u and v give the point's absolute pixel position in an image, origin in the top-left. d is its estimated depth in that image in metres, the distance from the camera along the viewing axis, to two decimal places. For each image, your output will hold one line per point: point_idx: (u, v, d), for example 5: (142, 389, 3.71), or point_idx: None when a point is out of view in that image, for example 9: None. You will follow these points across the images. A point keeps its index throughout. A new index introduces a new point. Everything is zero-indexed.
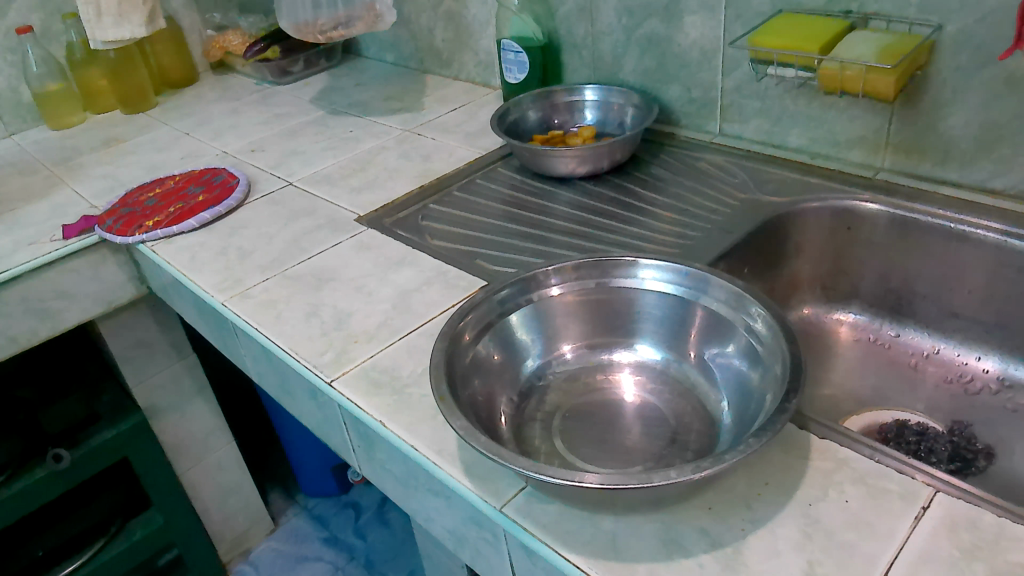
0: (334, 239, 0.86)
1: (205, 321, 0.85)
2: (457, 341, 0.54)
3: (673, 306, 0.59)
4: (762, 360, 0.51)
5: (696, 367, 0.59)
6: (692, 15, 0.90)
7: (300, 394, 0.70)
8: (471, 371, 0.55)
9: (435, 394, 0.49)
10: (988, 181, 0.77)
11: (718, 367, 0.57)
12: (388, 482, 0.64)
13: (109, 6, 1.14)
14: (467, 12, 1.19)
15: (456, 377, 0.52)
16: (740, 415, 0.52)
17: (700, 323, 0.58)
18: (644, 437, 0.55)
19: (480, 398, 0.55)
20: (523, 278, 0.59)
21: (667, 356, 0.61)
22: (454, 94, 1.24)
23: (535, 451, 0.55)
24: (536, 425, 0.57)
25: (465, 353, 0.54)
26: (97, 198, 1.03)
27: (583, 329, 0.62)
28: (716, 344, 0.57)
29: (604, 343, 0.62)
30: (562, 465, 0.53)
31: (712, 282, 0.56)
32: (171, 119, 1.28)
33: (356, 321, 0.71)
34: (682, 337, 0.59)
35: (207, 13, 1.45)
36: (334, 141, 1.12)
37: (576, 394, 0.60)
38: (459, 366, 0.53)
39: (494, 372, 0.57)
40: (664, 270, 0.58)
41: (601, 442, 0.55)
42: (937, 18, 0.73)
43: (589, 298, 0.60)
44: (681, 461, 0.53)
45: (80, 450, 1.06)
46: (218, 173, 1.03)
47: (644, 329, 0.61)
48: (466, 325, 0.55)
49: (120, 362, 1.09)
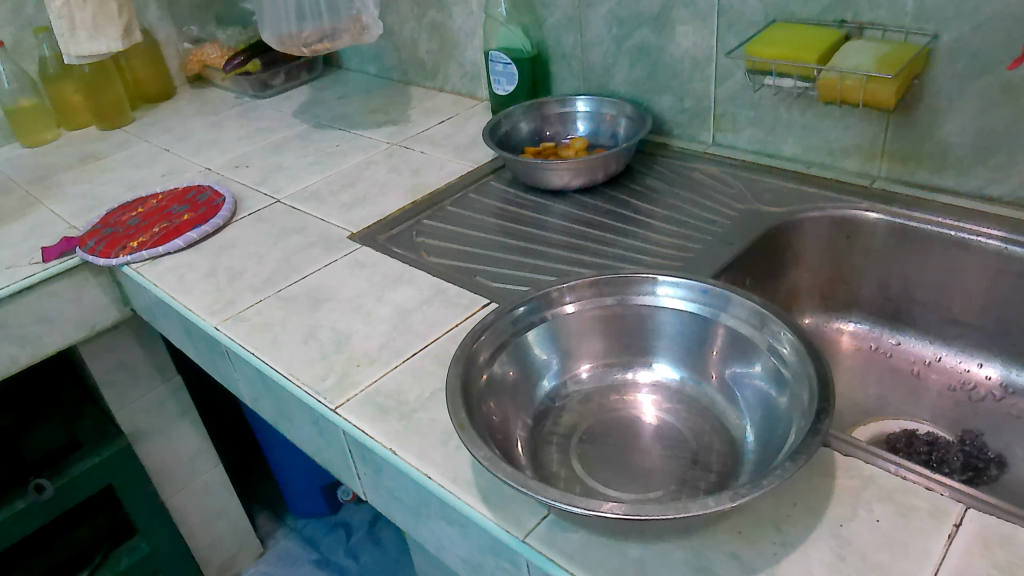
0: (327, 257, 0.84)
1: (195, 344, 0.82)
2: (472, 364, 0.52)
3: (693, 323, 0.58)
4: (787, 381, 0.50)
5: (717, 387, 0.58)
6: (684, 25, 0.90)
7: (300, 419, 0.68)
8: (485, 393, 0.53)
9: (454, 421, 0.47)
10: (985, 188, 0.77)
11: (740, 387, 0.56)
12: (396, 508, 0.62)
13: (84, 19, 1.10)
14: (452, 23, 1.18)
15: (472, 401, 0.50)
16: (765, 436, 0.52)
17: (721, 342, 0.57)
18: (665, 459, 0.54)
19: (496, 421, 0.53)
20: (536, 296, 0.58)
21: (685, 375, 0.60)
22: (440, 107, 1.23)
23: (554, 476, 0.53)
24: (553, 449, 0.56)
25: (481, 376, 0.53)
26: (76, 218, 1.00)
27: (598, 347, 0.61)
28: (737, 363, 0.56)
29: (620, 360, 0.61)
30: (584, 490, 0.52)
31: (732, 300, 0.55)
32: (149, 135, 1.25)
33: (356, 343, 0.69)
34: (702, 355, 0.59)
35: (184, 26, 1.42)
36: (320, 156, 1.10)
37: (592, 414, 0.59)
38: (474, 389, 0.51)
39: (508, 393, 0.56)
40: (683, 288, 0.57)
41: (622, 466, 0.54)
42: (932, 26, 0.73)
43: (604, 315, 0.60)
44: (705, 483, 0.52)
45: (62, 480, 1.03)
46: (202, 190, 1.00)
47: (661, 347, 0.60)
48: (480, 346, 0.54)
49: (102, 386, 1.05)
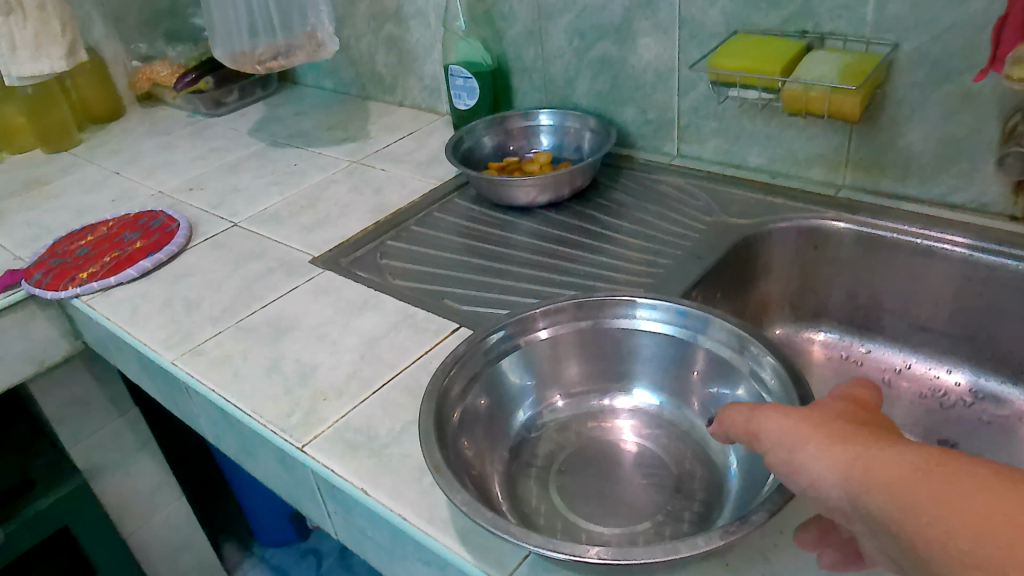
0: (289, 283, 0.81)
1: (151, 378, 0.78)
2: (444, 401, 0.50)
3: (672, 345, 0.57)
4: (771, 409, 0.49)
5: (698, 412, 0.58)
6: (645, 37, 0.89)
7: (265, 456, 0.65)
8: (459, 430, 0.51)
9: (429, 464, 0.45)
10: (948, 195, 0.77)
11: (721, 412, 0.56)
12: (368, 547, 0.60)
13: (24, 39, 1.06)
14: (410, 36, 1.16)
15: (446, 442, 0.48)
16: (748, 462, 0.51)
17: (700, 366, 0.56)
18: (646, 489, 0.53)
19: (472, 459, 0.51)
20: (509, 323, 0.56)
21: (664, 398, 0.60)
22: (400, 122, 1.21)
23: (534, 513, 0.52)
24: (532, 482, 0.55)
25: (454, 412, 0.51)
26: (21, 248, 0.95)
27: (575, 372, 0.61)
28: (717, 385, 0.55)
29: (598, 385, 0.61)
30: (564, 528, 0.50)
31: (712, 322, 0.54)
32: (98, 157, 1.20)
33: (322, 375, 0.67)
34: (680, 378, 0.58)
35: (132, 44, 1.38)
36: (278, 176, 1.07)
37: (570, 443, 0.58)
38: (449, 427, 0.50)
39: (481, 427, 0.55)
40: (662, 309, 0.56)
41: (602, 498, 0.53)
42: (893, 36, 0.73)
43: (582, 341, 0.59)
44: (688, 513, 0.51)
45: (16, 522, 0.98)
46: (155, 216, 0.96)
47: (640, 372, 0.60)
48: (453, 381, 0.52)
49: (54, 423, 1.00)
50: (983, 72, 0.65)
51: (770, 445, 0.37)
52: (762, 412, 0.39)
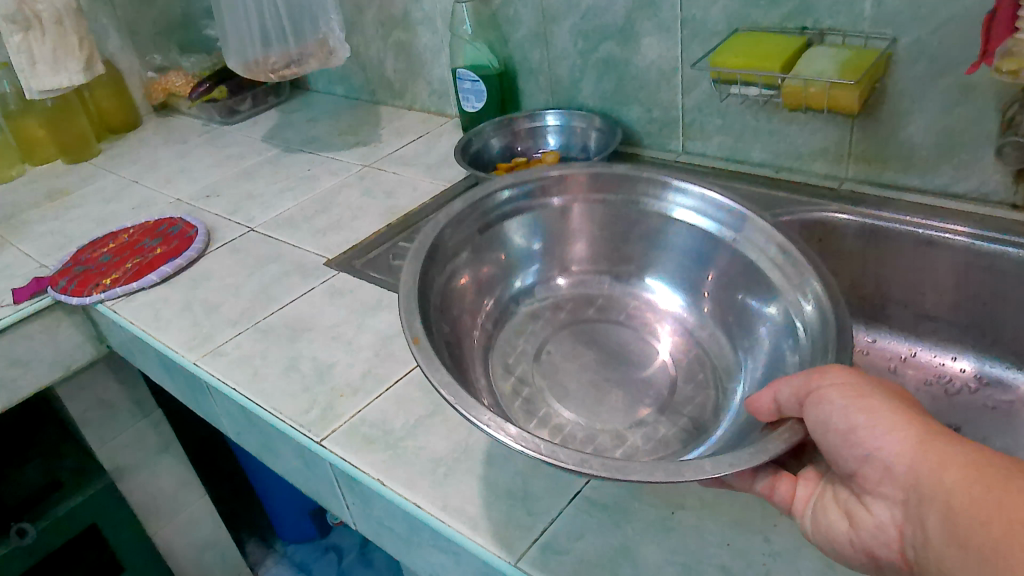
0: (305, 285, 0.84)
1: (173, 380, 0.81)
2: (448, 232, 0.63)
3: (697, 236, 0.65)
4: (801, 337, 0.53)
5: (703, 315, 0.67)
6: (648, 37, 0.91)
7: (285, 451, 0.68)
8: (456, 276, 0.63)
9: (410, 334, 0.50)
10: (950, 186, 0.79)
11: (731, 322, 0.64)
12: (385, 537, 0.62)
13: (43, 53, 1.09)
14: (418, 41, 1.18)
15: (439, 269, 0.60)
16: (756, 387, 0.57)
17: (718, 266, 0.65)
18: (624, 369, 0.65)
19: (461, 299, 0.64)
20: (532, 184, 0.69)
21: (677, 290, 0.69)
22: (410, 125, 1.23)
23: (511, 389, 0.62)
24: (512, 352, 0.67)
25: (457, 250, 0.63)
26: (46, 256, 0.99)
27: (581, 251, 0.72)
28: (744, 291, 0.62)
29: (608, 271, 0.72)
30: (543, 416, 0.60)
31: (743, 222, 0.61)
32: (117, 167, 1.23)
33: (339, 373, 0.69)
34: (696, 276, 0.67)
35: (147, 55, 1.41)
36: (292, 181, 1.09)
37: (553, 323, 0.70)
38: (436, 283, 0.59)
39: (480, 275, 0.67)
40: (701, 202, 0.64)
41: (578, 375, 0.65)
42: (891, 31, 0.74)
43: (601, 216, 0.69)
44: (682, 418, 0.60)
45: (45, 521, 1.02)
46: (174, 223, 0.99)
47: (671, 261, 0.69)
48: (468, 218, 0.65)
49: (81, 425, 1.03)
50: (974, 66, 0.66)
51: (871, 438, 0.38)
52: (862, 395, 0.40)
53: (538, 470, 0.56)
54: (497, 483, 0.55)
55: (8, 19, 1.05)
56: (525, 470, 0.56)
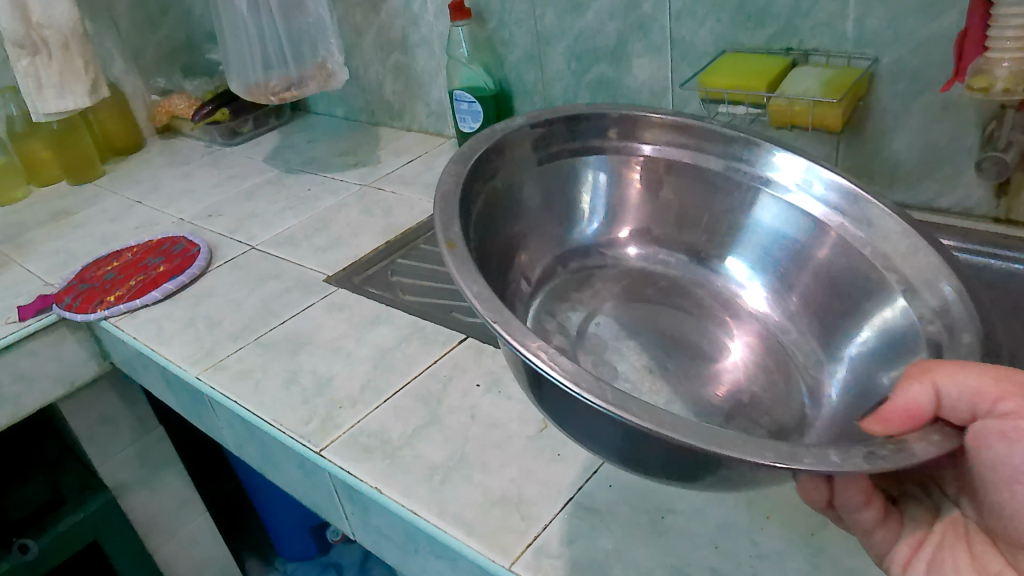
0: (306, 300, 0.85)
1: (176, 395, 0.83)
2: (521, 148, 0.68)
3: (791, 225, 0.65)
4: (898, 346, 0.53)
5: (787, 305, 0.65)
6: (639, 58, 0.94)
7: (285, 462, 0.69)
8: (517, 197, 0.68)
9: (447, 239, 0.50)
10: (934, 201, 0.81)
11: (822, 313, 0.62)
12: (384, 545, 0.63)
13: (50, 77, 1.11)
14: (415, 63, 1.21)
15: (498, 180, 0.65)
16: (862, 381, 0.55)
17: (815, 253, 0.63)
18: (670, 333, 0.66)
19: (517, 220, 0.68)
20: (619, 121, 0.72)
21: (759, 277, 0.68)
22: (408, 146, 1.25)
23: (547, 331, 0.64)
24: (558, 301, 0.69)
25: (524, 168, 0.68)
26: (51, 275, 1.00)
27: (651, 220, 0.74)
28: (829, 290, 0.62)
29: (684, 253, 0.73)
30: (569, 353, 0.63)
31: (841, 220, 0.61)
32: (121, 188, 1.25)
33: (338, 385, 0.71)
34: (785, 264, 0.66)
35: (151, 78, 1.44)
36: (292, 201, 1.11)
37: (600, 282, 0.72)
38: (484, 194, 0.62)
39: (540, 206, 0.71)
40: (812, 180, 0.63)
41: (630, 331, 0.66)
42: (872, 50, 0.76)
43: (678, 180, 0.71)
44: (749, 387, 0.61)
45: (47, 537, 1.03)
46: (177, 241, 1.01)
47: (755, 252, 0.68)
48: (550, 145, 0.70)
49: (83, 442, 1.05)
50: (948, 84, 0.69)
51: None
52: None
53: (531, 476, 0.57)
54: (492, 489, 0.57)
55: (16, 44, 1.07)
56: (519, 477, 0.57)
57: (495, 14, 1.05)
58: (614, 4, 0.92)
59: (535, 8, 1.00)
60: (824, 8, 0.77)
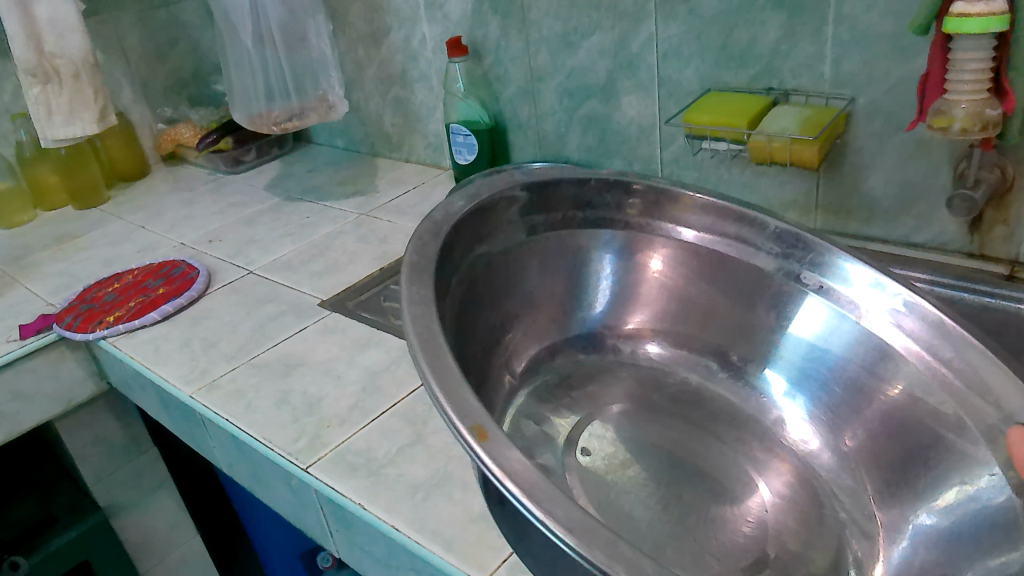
0: (299, 324, 0.88)
1: (170, 414, 0.85)
2: (517, 219, 0.81)
3: (854, 365, 0.66)
4: (983, 527, 0.51)
5: (840, 444, 0.65)
6: (628, 95, 0.97)
7: (274, 480, 0.71)
8: (512, 266, 0.79)
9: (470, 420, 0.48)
10: (910, 236, 0.83)
11: (873, 441, 0.63)
12: (367, 563, 0.64)
13: (60, 105, 1.15)
14: (414, 97, 1.25)
15: (485, 245, 0.77)
16: (936, 559, 0.53)
17: (876, 386, 0.64)
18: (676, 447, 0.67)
19: (507, 285, 0.78)
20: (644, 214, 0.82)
21: (801, 399, 0.70)
22: (405, 176, 1.29)
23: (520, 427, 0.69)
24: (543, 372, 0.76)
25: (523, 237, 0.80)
26: (53, 295, 1.03)
27: (665, 316, 0.79)
28: (890, 443, 0.62)
29: (713, 359, 0.76)
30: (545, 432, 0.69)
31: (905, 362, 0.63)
32: (124, 213, 1.29)
33: (327, 406, 0.72)
34: (841, 397, 0.67)
35: (158, 107, 1.48)
36: (291, 228, 1.14)
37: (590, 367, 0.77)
38: (464, 252, 0.74)
39: (537, 276, 0.80)
40: (876, 310, 0.66)
41: (628, 427, 0.69)
42: (849, 91, 0.80)
43: (699, 276, 0.78)
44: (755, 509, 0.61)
45: (38, 555, 1.04)
46: (177, 265, 1.04)
47: (813, 389, 0.69)
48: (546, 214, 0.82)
49: (78, 461, 1.06)
50: (913, 123, 0.72)
51: None
52: None
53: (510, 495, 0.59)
54: (472, 507, 0.58)
55: (28, 73, 1.11)
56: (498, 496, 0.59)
57: (491, 51, 1.09)
58: (604, 43, 0.96)
59: (529, 45, 1.04)
60: (803, 50, 0.81)
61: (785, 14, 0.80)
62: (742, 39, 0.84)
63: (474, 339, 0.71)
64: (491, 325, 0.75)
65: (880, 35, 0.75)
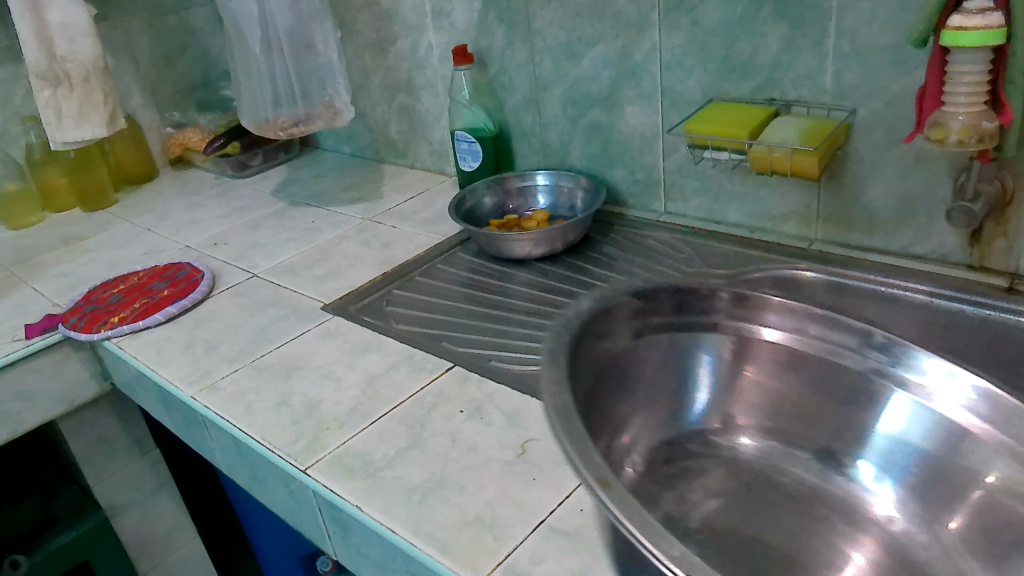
0: (301, 327, 0.88)
1: (171, 415, 0.85)
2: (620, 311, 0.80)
3: (940, 445, 0.68)
4: None
5: (931, 523, 0.66)
6: (631, 105, 0.98)
7: (272, 482, 0.71)
8: (622, 364, 0.78)
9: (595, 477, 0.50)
10: (910, 247, 0.83)
11: (978, 530, 0.63)
12: (363, 566, 0.65)
13: (70, 108, 1.16)
14: (420, 104, 1.26)
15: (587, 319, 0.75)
16: None
17: (967, 466, 0.66)
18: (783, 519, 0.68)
19: (608, 367, 0.76)
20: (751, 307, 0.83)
21: (888, 482, 0.70)
22: (410, 183, 1.30)
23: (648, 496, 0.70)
24: (644, 466, 0.74)
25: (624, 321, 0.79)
26: (58, 296, 1.04)
27: (761, 412, 0.78)
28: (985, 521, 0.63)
29: (811, 453, 0.75)
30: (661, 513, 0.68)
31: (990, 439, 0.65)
32: (131, 216, 1.30)
33: (326, 409, 0.73)
34: (925, 478, 0.68)
35: (167, 111, 1.50)
36: (295, 232, 1.15)
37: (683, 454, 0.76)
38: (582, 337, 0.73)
39: (634, 364, 0.79)
40: (960, 382, 0.69)
41: (744, 512, 0.68)
42: (850, 102, 0.80)
43: (795, 361, 0.78)
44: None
45: (39, 555, 1.04)
46: (182, 267, 1.05)
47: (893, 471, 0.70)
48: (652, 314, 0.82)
49: (80, 461, 1.07)
50: (910, 135, 0.73)
51: None
52: None
53: (505, 499, 0.59)
54: (467, 510, 0.59)
55: (39, 76, 1.13)
56: (494, 500, 0.59)
57: (496, 60, 1.10)
58: (608, 53, 0.97)
59: (533, 55, 1.05)
60: (804, 62, 0.81)
61: (786, 26, 0.81)
62: (744, 50, 0.85)
63: (593, 419, 0.72)
64: (602, 409, 0.74)
65: (880, 47, 0.75)
